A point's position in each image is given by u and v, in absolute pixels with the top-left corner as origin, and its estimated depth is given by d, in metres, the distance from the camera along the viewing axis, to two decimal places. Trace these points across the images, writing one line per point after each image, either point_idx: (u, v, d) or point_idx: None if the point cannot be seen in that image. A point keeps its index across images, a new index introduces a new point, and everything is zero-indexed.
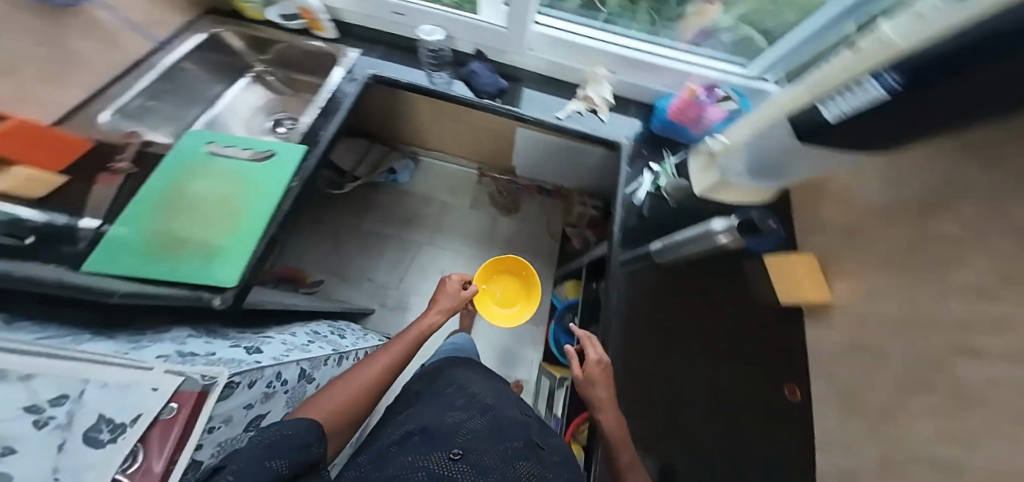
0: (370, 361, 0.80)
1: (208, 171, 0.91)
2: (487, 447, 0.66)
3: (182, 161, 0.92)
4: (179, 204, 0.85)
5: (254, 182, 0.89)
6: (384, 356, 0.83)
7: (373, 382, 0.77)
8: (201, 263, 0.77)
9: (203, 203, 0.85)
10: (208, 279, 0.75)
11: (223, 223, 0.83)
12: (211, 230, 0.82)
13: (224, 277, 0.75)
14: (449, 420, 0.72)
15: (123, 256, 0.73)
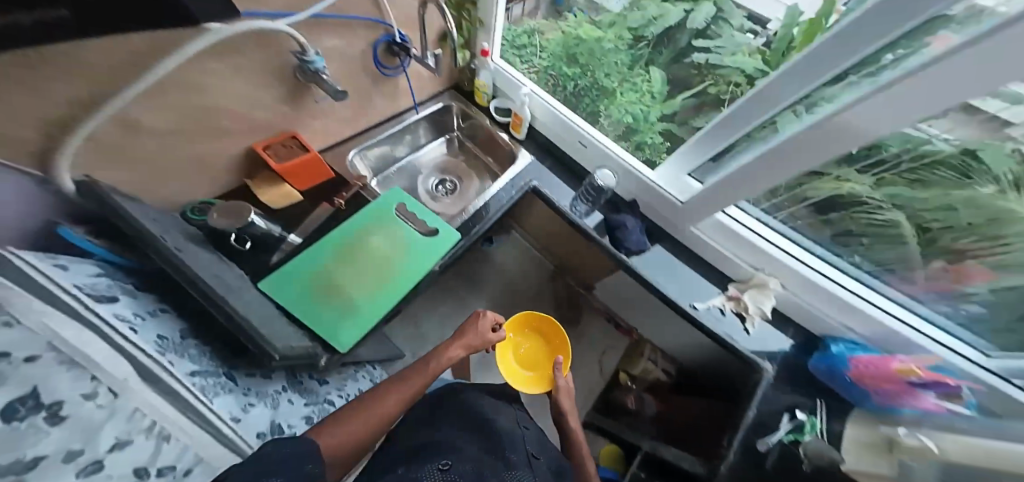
0: (422, 374, 0.50)
1: (395, 229, 0.63)
2: (470, 455, 0.41)
3: (372, 211, 0.63)
4: (351, 251, 0.60)
5: (432, 256, 0.61)
6: (398, 389, 0.49)
7: (390, 410, 0.46)
8: (321, 324, 0.54)
9: (364, 254, 0.60)
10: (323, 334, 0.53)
11: (370, 277, 0.58)
12: (354, 286, 0.57)
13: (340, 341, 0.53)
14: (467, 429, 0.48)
15: (296, 285, 0.56)
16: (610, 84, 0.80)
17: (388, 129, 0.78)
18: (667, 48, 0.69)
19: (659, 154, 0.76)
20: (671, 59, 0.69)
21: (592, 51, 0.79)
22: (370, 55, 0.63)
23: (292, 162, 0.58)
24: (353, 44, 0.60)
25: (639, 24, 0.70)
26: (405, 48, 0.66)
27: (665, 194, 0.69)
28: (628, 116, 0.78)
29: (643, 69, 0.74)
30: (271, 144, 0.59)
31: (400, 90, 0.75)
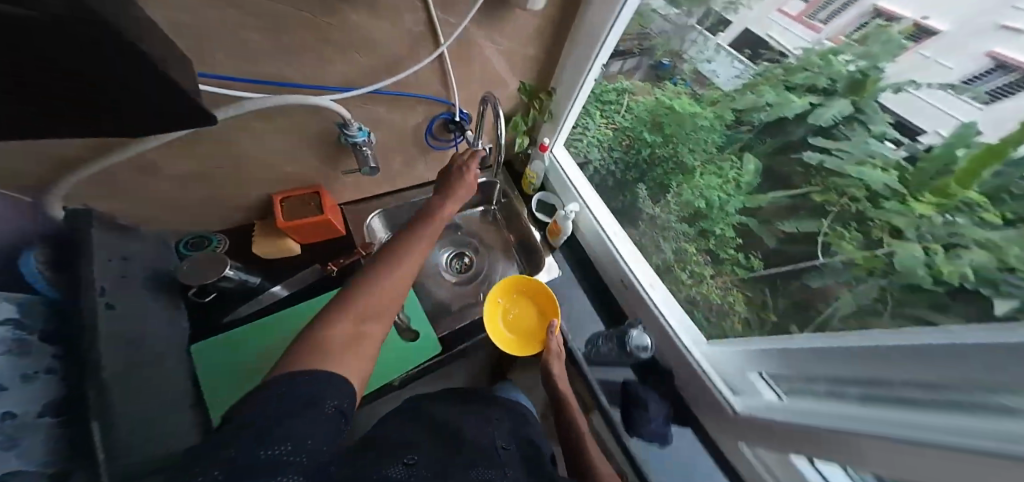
0: (406, 241, 0.44)
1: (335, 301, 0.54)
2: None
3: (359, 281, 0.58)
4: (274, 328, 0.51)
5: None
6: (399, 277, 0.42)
7: (408, 256, 0.43)
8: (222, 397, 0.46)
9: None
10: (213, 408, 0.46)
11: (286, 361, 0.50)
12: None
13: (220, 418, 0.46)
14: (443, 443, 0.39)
15: (215, 352, 0.48)
16: (691, 162, 0.62)
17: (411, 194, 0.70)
18: (774, 138, 0.49)
19: (725, 249, 0.59)
20: (777, 150, 0.49)
21: (677, 121, 0.62)
22: (423, 130, 0.59)
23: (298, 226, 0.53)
24: (408, 118, 0.55)
25: (745, 107, 0.50)
26: (462, 128, 0.60)
27: (716, 393, 0.57)
28: (700, 201, 0.62)
29: (735, 154, 0.54)
30: (291, 197, 0.55)
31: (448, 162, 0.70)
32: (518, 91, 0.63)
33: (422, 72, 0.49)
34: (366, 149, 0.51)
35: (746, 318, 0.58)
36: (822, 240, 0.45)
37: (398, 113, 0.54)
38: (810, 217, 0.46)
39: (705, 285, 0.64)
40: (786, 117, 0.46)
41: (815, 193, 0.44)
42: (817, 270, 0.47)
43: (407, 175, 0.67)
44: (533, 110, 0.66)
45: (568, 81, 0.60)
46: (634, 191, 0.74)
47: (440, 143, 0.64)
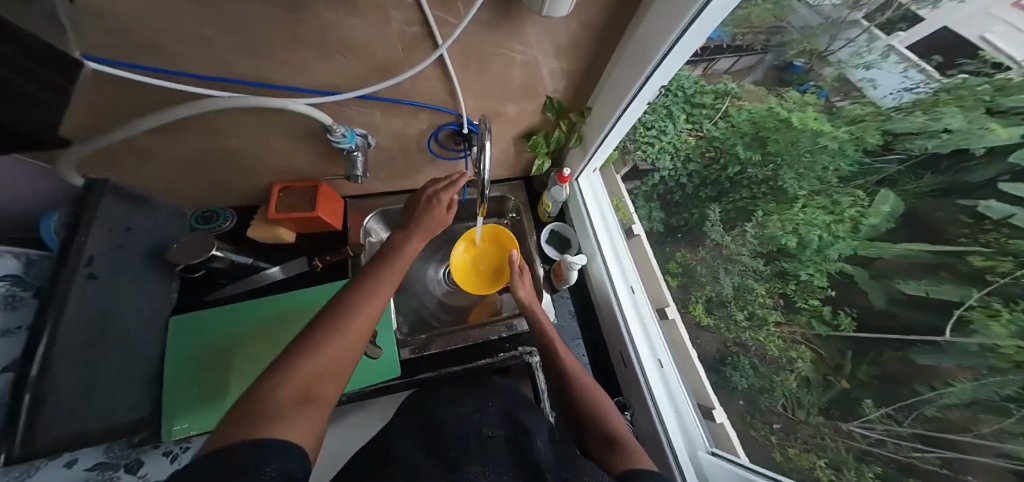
0: (376, 268, 0.47)
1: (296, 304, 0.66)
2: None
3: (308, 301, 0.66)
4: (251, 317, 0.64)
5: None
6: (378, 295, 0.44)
7: (377, 294, 0.44)
8: (179, 409, 0.57)
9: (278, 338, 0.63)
10: (165, 420, 0.57)
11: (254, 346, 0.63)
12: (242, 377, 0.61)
13: (178, 426, 0.57)
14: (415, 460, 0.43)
15: (198, 335, 0.63)
16: (796, 191, 0.52)
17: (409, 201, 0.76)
18: (939, 176, 0.36)
19: (808, 299, 0.50)
20: (930, 194, 0.37)
21: (789, 139, 0.52)
22: (428, 137, 0.56)
23: (292, 216, 0.59)
24: (412, 125, 0.52)
25: (904, 130, 0.38)
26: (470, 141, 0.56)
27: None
28: (791, 238, 0.52)
29: (866, 189, 0.43)
30: (289, 187, 0.61)
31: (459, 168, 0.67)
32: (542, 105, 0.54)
33: (422, 83, 0.43)
34: (358, 154, 0.50)
35: (806, 376, 0.50)
36: (959, 313, 0.35)
37: (399, 120, 0.50)
38: (959, 284, 0.35)
39: (766, 333, 0.56)
40: (948, 152, 0.35)
41: (979, 255, 0.33)
42: (936, 348, 0.37)
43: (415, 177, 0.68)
44: (560, 129, 0.59)
45: (607, 102, 0.49)
46: (707, 213, 0.68)
47: (446, 151, 0.61)
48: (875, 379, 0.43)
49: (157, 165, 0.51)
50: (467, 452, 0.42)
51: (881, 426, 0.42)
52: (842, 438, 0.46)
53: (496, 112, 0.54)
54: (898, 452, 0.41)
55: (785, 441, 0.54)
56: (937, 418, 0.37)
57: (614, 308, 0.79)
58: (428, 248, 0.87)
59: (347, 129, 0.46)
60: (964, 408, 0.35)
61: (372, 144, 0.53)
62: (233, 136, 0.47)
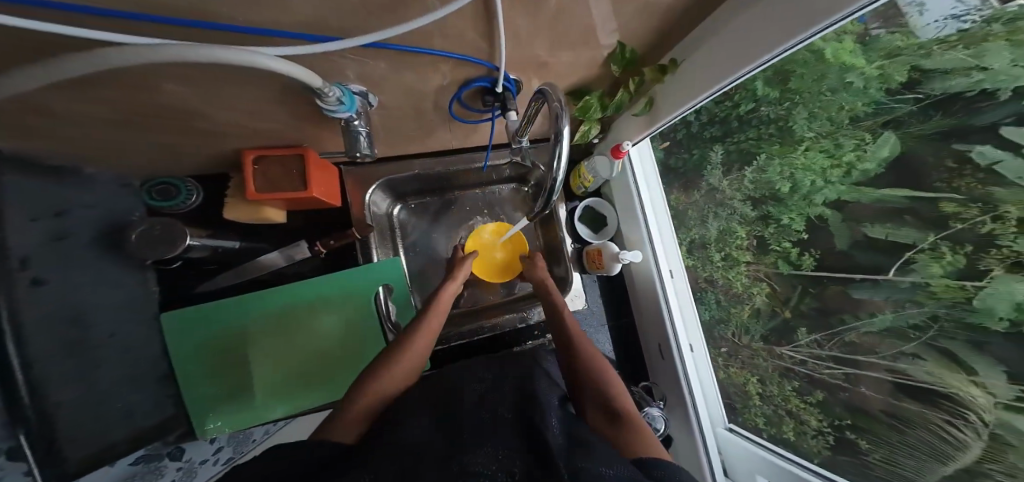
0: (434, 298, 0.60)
1: (301, 289, 0.64)
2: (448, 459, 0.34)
3: (311, 298, 0.65)
4: (257, 305, 0.63)
5: (348, 368, 0.65)
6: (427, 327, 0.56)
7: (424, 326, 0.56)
8: (206, 409, 0.60)
9: (286, 333, 0.64)
10: (196, 422, 0.59)
11: (272, 333, 0.64)
12: (260, 371, 0.63)
13: (211, 425, 0.60)
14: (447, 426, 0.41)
15: (201, 332, 0.61)
16: (803, 133, 0.50)
17: (426, 165, 0.67)
18: (946, 118, 0.36)
19: (780, 241, 0.55)
20: (929, 137, 0.38)
21: (813, 75, 0.46)
22: (449, 97, 0.44)
23: (279, 196, 0.49)
24: (431, 79, 0.39)
25: (933, 68, 0.36)
26: (503, 102, 0.45)
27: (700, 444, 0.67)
28: (785, 184, 0.54)
29: (870, 131, 0.43)
30: (267, 155, 0.50)
31: (475, 128, 0.57)
32: (607, 59, 0.44)
33: (453, 23, 0.29)
34: (360, 123, 0.42)
35: (758, 308, 0.61)
36: (909, 255, 0.40)
37: (410, 73, 0.37)
38: (917, 228, 0.40)
39: (735, 272, 0.65)
40: (971, 95, 0.34)
41: (951, 201, 0.36)
42: (874, 283, 0.44)
43: (424, 137, 0.58)
44: (625, 88, 0.48)
45: (703, 73, 0.38)
46: (708, 153, 0.68)
47: (467, 114, 0.50)
48: (812, 310, 0.52)
49: (60, 126, 0.36)
50: (478, 434, 0.38)
51: (806, 349, 0.54)
52: (773, 358, 0.60)
53: (536, 62, 0.41)
54: (815, 369, 0.53)
55: (728, 361, 0.69)
56: (853, 343, 0.47)
57: (661, 303, 0.74)
58: (436, 208, 0.78)
59: (341, 88, 0.35)
60: (877, 334, 0.44)
61: (374, 104, 0.41)
62: (177, 88, 0.32)
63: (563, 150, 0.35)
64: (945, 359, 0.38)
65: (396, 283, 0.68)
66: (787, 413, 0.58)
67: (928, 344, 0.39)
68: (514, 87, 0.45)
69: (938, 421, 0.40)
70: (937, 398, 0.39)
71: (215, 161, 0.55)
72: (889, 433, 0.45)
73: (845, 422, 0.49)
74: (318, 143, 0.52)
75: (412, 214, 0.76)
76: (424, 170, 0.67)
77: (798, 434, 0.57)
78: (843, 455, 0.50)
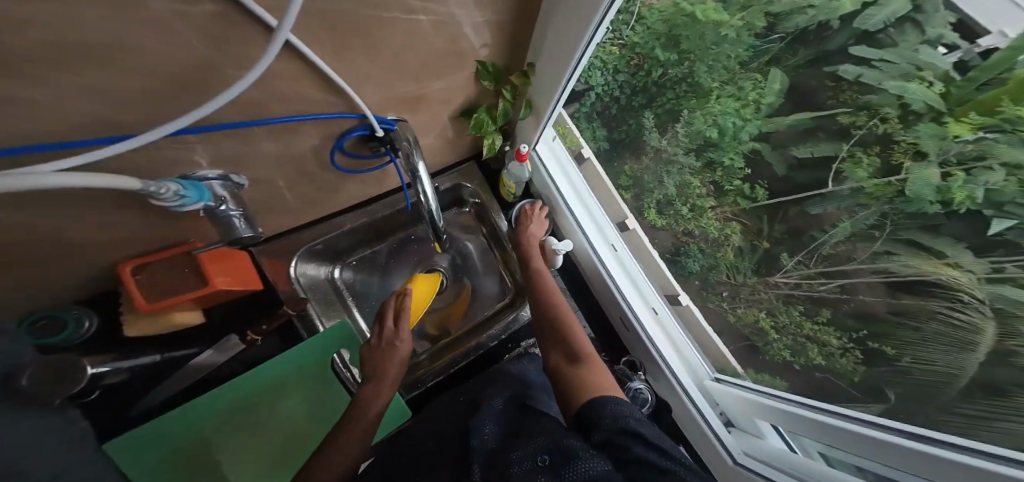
0: (387, 357, 0.56)
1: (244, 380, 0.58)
2: None
3: (282, 378, 0.61)
4: (194, 416, 0.56)
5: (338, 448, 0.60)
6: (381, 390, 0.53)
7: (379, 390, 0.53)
8: None
9: (247, 431, 0.59)
10: None
11: (227, 437, 0.57)
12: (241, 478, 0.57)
13: None
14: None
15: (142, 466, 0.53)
16: (709, 84, 0.60)
17: (343, 223, 0.66)
18: (808, 49, 0.47)
19: (732, 181, 0.61)
20: (804, 66, 0.48)
21: (696, 35, 0.58)
22: (330, 148, 0.44)
23: (173, 299, 0.45)
24: (300, 141, 0.40)
25: (782, 11, 0.47)
26: (389, 143, 0.45)
27: (691, 407, 0.69)
28: (713, 130, 0.61)
29: (759, 70, 0.52)
30: (147, 263, 0.47)
31: (381, 171, 0.58)
32: (476, 76, 0.46)
33: (273, 89, 0.29)
34: (227, 207, 0.41)
35: (739, 247, 0.64)
36: (838, 166, 0.47)
37: (269, 141, 0.37)
38: (832, 140, 0.47)
39: (705, 219, 0.68)
40: (814, 28, 0.45)
41: (844, 114, 0.45)
42: (820, 197, 0.50)
43: (335, 194, 0.57)
44: (503, 98, 0.52)
45: (556, 56, 0.40)
46: (642, 121, 0.73)
47: (358, 163, 0.51)
48: (785, 235, 0.57)
49: None
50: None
51: (796, 272, 0.56)
52: (771, 288, 0.61)
53: (404, 97, 0.42)
54: (811, 290, 0.55)
55: (734, 304, 0.68)
56: (831, 255, 0.51)
57: (602, 273, 0.77)
58: (382, 255, 0.76)
59: (182, 182, 0.33)
60: (847, 242, 0.49)
61: (243, 184, 0.42)
62: (33, 209, 0.30)
63: (423, 183, 0.45)
64: (913, 249, 0.42)
65: (350, 344, 0.65)
66: (808, 339, 0.57)
67: (892, 238, 0.44)
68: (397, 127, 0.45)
69: (941, 309, 0.40)
70: (927, 289, 0.41)
71: (98, 280, 0.50)
72: (909, 334, 0.43)
73: (863, 333, 0.49)
74: (202, 233, 0.50)
75: (358, 272, 0.74)
76: (359, 223, 0.67)
77: (827, 357, 0.54)
78: (879, 366, 0.48)
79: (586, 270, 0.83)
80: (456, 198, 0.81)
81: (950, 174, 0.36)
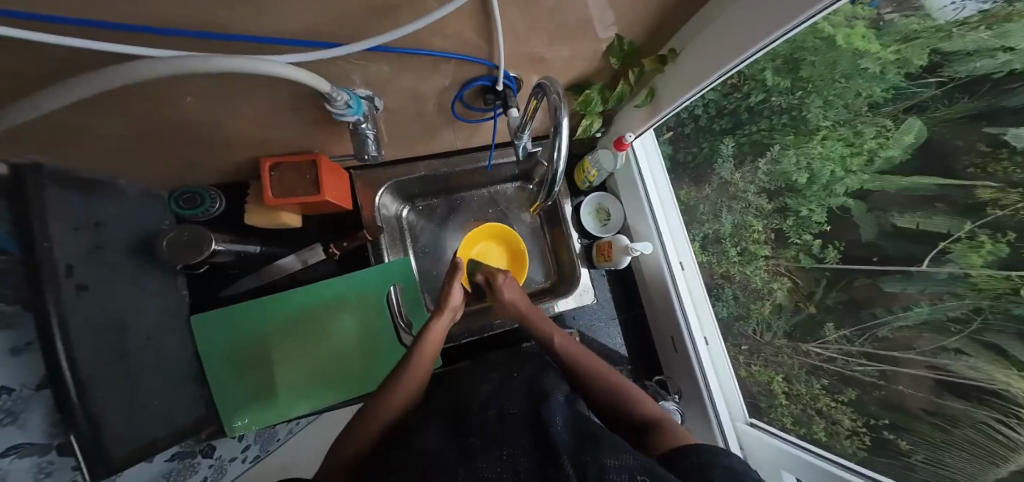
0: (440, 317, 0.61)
1: (312, 290, 0.66)
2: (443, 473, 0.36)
3: (355, 294, 0.68)
4: (270, 307, 0.65)
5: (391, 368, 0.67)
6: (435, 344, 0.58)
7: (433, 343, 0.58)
8: (237, 407, 0.62)
9: (307, 334, 0.66)
10: (227, 418, 0.61)
11: (291, 335, 0.65)
12: (295, 369, 0.65)
13: (240, 421, 0.61)
14: (461, 437, 0.41)
15: (222, 340, 0.63)
16: (818, 122, 0.51)
17: (418, 169, 0.69)
18: (976, 101, 0.35)
19: (801, 234, 0.56)
20: (957, 120, 0.37)
21: (824, 62, 0.47)
22: (452, 98, 0.47)
23: (296, 199, 0.52)
24: (432, 80, 0.41)
25: (952, 52, 0.36)
26: (504, 99, 0.47)
27: (716, 434, 0.68)
28: (802, 175, 0.55)
29: (892, 115, 0.43)
30: (280, 164, 0.53)
31: (478, 127, 0.60)
32: (606, 51, 0.46)
33: (450, 23, 0.31)
34: (368, 126, 0.44)
35: (780, 304, 0.61)
36: (943, 245, 0.40)
37: (410, 74, 0.39)
38: (951, 215, 0.39)
39: (753, 267, 0.65)
40: (999, 75, 0.33)
41: (986, 187, 0.35)
42: (906, 276, 0.44)
43: (428, 140, 0.61)
44: (625, 81, 0.51)
45: (701, 62, 0.39)
46: (718, 147, 0.69)
47: (470, 113, 0.53)
48: (840, 304, 0.53)
49: (105, 142, 0.39)
50: (485, 437, 0.40)
51: (835, 346, 0.54)
52: (799, 355, 0.60)
53: (533, 57, 0.42)
54: (846, 367, 0.53)
55: (750, 359, 0.69)
56: (886, 338, 0.48)
57: (670, 286, 0.74)
58: (447, 209, 0.80)
59: (349, 93, 0.37)
60: (913, 328, 0.44)
61: (380, 107, 0.44)
62: (240, 94, 0.35)
63: (563, 139, 0.39)
64: (991, 354, 0.37)
65: (407, 283, 0.70)
66: (817, 413, 0.58)
67: (971, 338, 0.39)
68: (514, 84, 0.47)
69: (989, 421, 0.38)
70: (985, 396, 0.38)
71: (227, 170, 0.57)
72: (934, 433, 0.44)
73: (882, 422, 0.49)
74: (325, 147, 0.55)
75: (420, 216, 0.78)
76: (441, 173, 0.70)
77: (830, 434, 0.57)
78: (883, 456, 0.50)
79: (642, 277, 0.82)
80: (527, 172, 0.81)
81: None
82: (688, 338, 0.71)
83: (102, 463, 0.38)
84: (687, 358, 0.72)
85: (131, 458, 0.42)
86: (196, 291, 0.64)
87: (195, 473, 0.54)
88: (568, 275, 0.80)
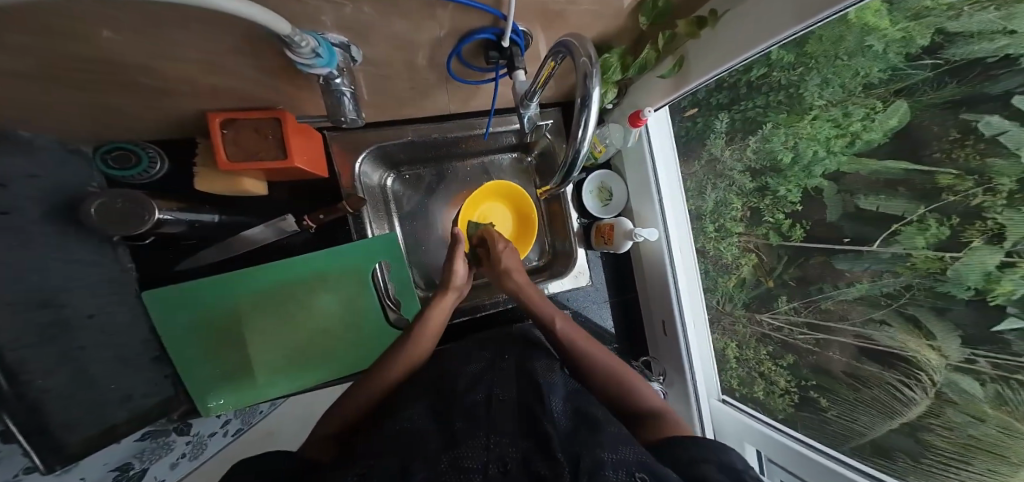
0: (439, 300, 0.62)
1: (287, 265, 0.61)
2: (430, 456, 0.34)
3: (336, 271, 0.63)
4: (236, 283, 0.59)
5: None
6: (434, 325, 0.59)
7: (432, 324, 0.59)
8: (209, 387, 0.59)
9: (282, 310, 0.62)
10: (198, 400, 0.58)
11: (268, 313, 0.61)
12: (270, 348, 0.62)
13: (214, 403, 0.59)
14: (449, 429, 0.39)
15: (184, 319, 0.58)
16: (813, 101, 0.49)
17: (411, 132, 0.62)
18: (960, 86, 0.35)
19: (775, 213, 0.58)
20: (938, 105, 0.37)
21: (829, 37, 0.42)
22: (449, 52, 0.40)
23: (261, 165, 0.45)
24: (426, 30, 0.35)
25: (959, 31, 0.33)
26: (511, 59, 0.40)
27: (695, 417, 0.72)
28: (787, 154, 0.54)
29: (880, 98, 0.42)
30: (237, 120, 0.46)
31: (474, 91, 0.53)
32: (637, 6, 0.41)
33: None
34: (342, 81, 0.37)
35: (744, 278, 0.66)
36: (894, 227, 0.43)
37: (398, 20, 0.32)
38: (909, 199, 0.41)
39: (727, 242, 0.68)
40: (992, 60, 0.32)
41: (944, 174, 0.37)
42: (857, 255, 0.48)
43: (421, 102, 0.54)
44: (652, 46, 0.47)
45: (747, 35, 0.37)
46: (713, 123, 0.65)
47: (469, 73, 0.47)
48: (794, 280, 0.57)
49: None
50: (472, 423, 0.39)
51: (784, 316, 0.60)
52: (752, 325, 0.67)
53: (549, 12, 0.36)
54: (789, 335, 0.60)
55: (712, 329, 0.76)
56: (826, 310, 0.53)
57: (667, 266, 0.73)
58: (438, 177, 0.74)
59: (316, 38, 0.30)
60: (850, 302, 0.50)
61: (358, 59, 0.37)
62: (175, 32, 0.28)
63: (592, 114, 0.34)
64: (908, 325, 0.44)
65: (395, 261, 0.65)
66: (759, 375, 0.67)
67: (896, 310, 0.45)
68: (523, 40, 0.40)
69: (893, 381, 0.47)
70: (896, 361, 0.46)
71: (172, 125, 0.49)
72: (847, 391, 0.53)
73: (810, 382, 0.58)
74: (293, 104, 0.47)
75: (407, 185, 0.72)
76: (434, 139, 0.63)
77: (767, 393, 0.65)
78: (806, 411, 0.59)
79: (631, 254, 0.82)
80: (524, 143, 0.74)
81: (1012, 264, 0.33)
82: (679, 320, 0.72)
83: (49, 454, 0.35)
84: (673, 339, 0.74)
85: (80, 447, 0.39)
86: (152, 264, 0.58)
87: (170, 451, 0.53)
88: (562, 251, 0.79)
